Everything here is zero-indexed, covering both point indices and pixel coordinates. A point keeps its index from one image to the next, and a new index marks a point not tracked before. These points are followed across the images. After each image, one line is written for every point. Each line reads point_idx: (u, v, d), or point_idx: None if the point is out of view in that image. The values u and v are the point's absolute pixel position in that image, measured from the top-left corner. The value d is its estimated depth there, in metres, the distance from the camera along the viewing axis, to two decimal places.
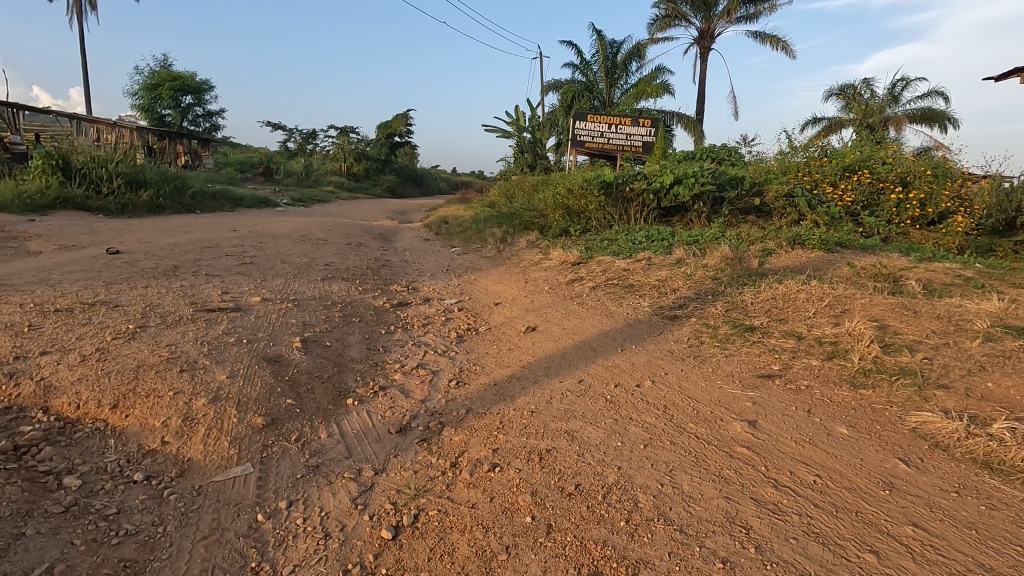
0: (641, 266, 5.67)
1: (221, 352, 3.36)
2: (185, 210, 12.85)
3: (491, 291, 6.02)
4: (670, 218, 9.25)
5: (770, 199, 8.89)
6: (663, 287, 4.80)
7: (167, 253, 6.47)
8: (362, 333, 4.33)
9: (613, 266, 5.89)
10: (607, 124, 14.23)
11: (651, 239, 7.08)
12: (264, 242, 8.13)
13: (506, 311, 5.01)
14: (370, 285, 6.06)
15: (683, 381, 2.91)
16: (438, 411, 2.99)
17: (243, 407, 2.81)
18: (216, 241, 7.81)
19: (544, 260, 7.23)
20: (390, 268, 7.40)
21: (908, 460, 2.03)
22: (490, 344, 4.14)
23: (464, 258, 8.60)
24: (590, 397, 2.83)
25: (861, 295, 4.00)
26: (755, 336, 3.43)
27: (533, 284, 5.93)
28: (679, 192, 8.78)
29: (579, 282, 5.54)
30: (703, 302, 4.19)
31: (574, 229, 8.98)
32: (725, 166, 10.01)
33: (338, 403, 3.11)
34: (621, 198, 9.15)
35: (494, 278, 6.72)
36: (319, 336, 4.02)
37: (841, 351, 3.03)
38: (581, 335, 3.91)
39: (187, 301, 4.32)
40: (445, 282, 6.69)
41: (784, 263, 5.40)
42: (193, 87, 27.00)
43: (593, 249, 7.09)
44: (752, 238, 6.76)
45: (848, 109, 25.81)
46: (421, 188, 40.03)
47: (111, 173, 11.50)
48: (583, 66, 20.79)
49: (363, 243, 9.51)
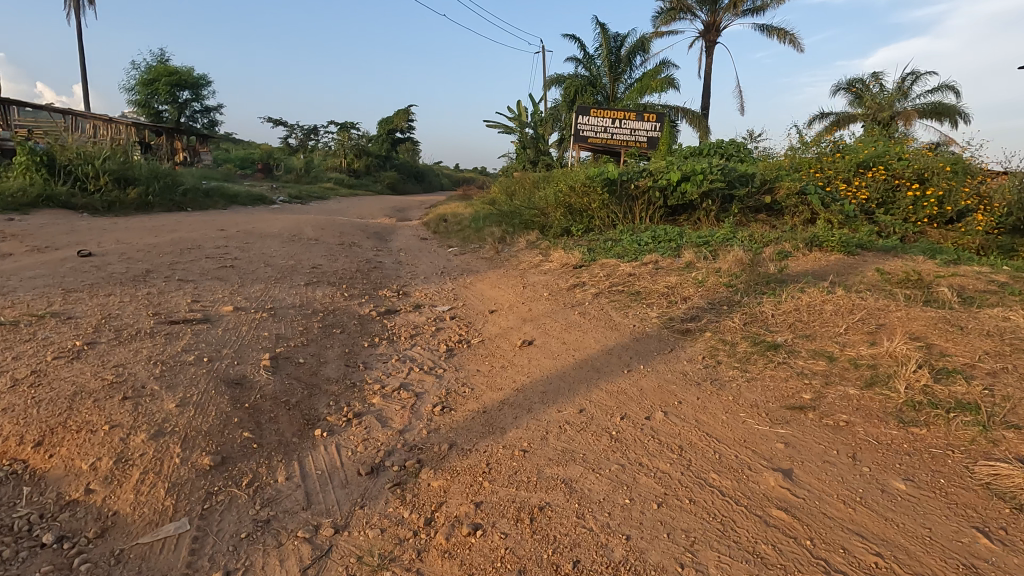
0: (647, 270, 5.27)
1: (175, 374, 2.98)
2: (176, 208, 12.49)
3: (487, 297, 5.61)
4: (677, 217, 8.84)
5: (781, 196, 8.45)
6: (672, 295, 4.39)
7: (144, 255, 6.10)
8: (341, 347, 3.94)
9: (618, 270, 5.49)
10: (611, 119, 13.78)
11: (657, 240, 6.67)
12: (251, 243, 7.75)
13: (501, 321, 4.61)
14: (358, 290, 5.67)
15: (700, 413, 2.50)
16: (417, 446, 2.60)
17: (189, 444, 2.42)
18: (199, 241, 7.43)
19: (544, 262, 6.83)
20: (381, 270, 7.00)
21: (989, 532, 1.63)
22: (482, 360, 3.74)
23: (460, 259, 8.20)
24: (592, 433, 2.43)
25: (895, 306, 3.59)
26: (779, 356, 3.02)
27: (531, 289, 5.53)
28: (686, 189, 8.35)
29: (581, 288, 5.14)
30: (718, 313, 3.79)
31: (577, 228, 8.57)
32: (734, 162, 9.57)
33: (304, 435, 2.72)
34: (626, 195, 8.73)
35: (491, 282, 6.33)
36: (293, 353, 3.63)
37: (883, 378, 2.62)
38: (582, 352, 3.52)
39: (151, 312, 3.94)
40: (438, 286, 6.29)
41: (802, 268, 4.99)
42: (190, 83, 26.61)
43: (596, 251, 6.68)
44: (766, 239, 6.33)
45: (856, 103, 25.26)
46: (423, 184, 39.64)
47: (98, 170, 11.14)
48: (586, 60, 20.30)
49: (356, 243, 9.12)
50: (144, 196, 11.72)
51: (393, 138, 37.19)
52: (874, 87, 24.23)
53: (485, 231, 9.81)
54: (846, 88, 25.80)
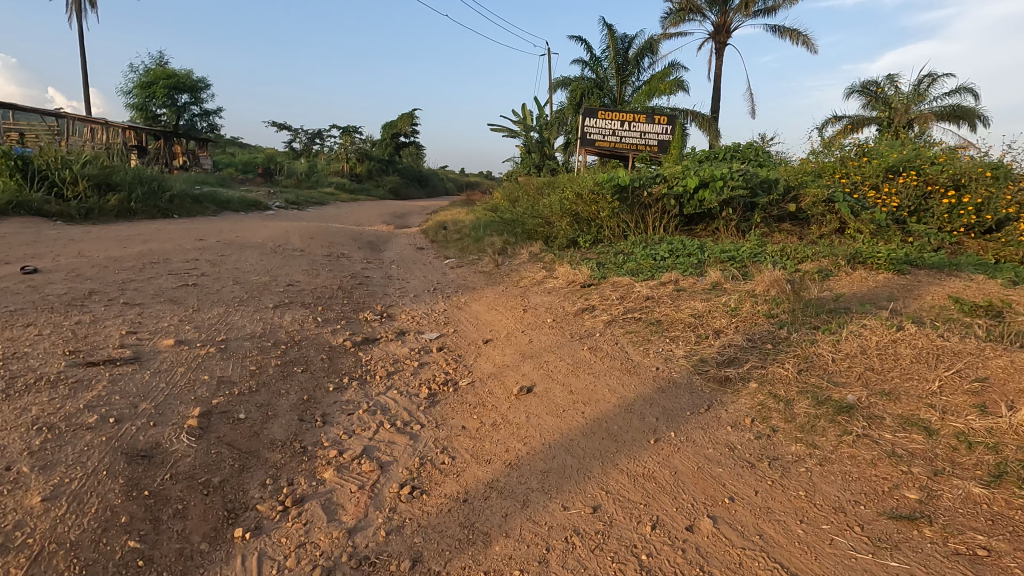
0: (667, 293, 4.55)
1: (60, 446, 2.27)
2: (160, 215, 11.86)
3: (483, 321, 4.90)
4: (693, 227, 8.11)
5: (807, 205, 7.73)
6: (700, 327, 3.66)
7: (98, 271, 5.43)
8: (299, 394, 3.23)
9: (633, 291, 4.78)
10: (619, 121, 13.07)
11: (675, 254, 5.97)
12: (227, 255, 7.08)
13: (495, 356, 3.88)
14: (335, 313, 4.97)
15: (765, 523, 1.79)
16: (368, 561, 1.89)
17: (40, 567, 1.71)
18: (169, 254, 6.76)
19: (548, 279, 6.14)
20: (367, 287, 6.30)
21: None
22: (468, 413, 3.02)
23: (457, 273, 7.52)
24: (614, 557, 1.72)
25: (988, 350, 2.85)
26: (856, 424, 2.29)
27: (533, 313, 4.81)
28: (704, 197, 7.63)
29: (590, 313, 4.43)
30: (763, 355, 3.06)
31: (584, 240, 7.90)
32: (754, 167, 8.84)
33: (219, 538, 2.01)
34: (637, 203, 8.00)
35: (489, 302, 5.64)
36: (233, 406, 2.91)
37: (1016, 471, 1.90)
38: (594, 406, 2.79)
39: (68, 350, 3.24)
40: (429, 307, 5.58)
41: (849, 292, 4.26)
42: (189, 86, 26.13)
43: (606, 266, 5.98)
44: (799, 254, 5.59)
45: (871, 106, 24.41)
46: (426, 188, 39.01)
47: (76, 176, 10.53)
48: (592, 62, 19.61)
49: (345, 254, 8.44)
50: (125, 202, 11.09)
51: (396, 142, 36.62)
52: (888, 90, 23.43)
53: (485, 241, 9.14)
54: (861, 91, 24.98)
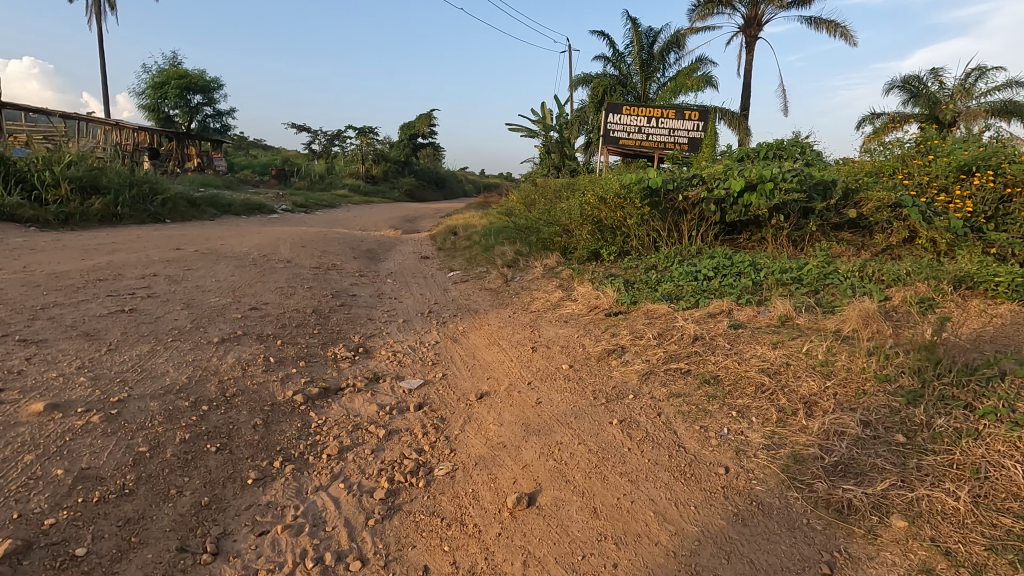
0: (722, 332, 3.44)
1: None
2: (151, 220, 11.12)
3: (481, 362, 3.83)
4: (735, 236, 6.95)
5: (869, 210, 6.54)
6: (782, 394, 2.55)
7: (23, 293, 4.54)
8: (197, 496, 2.22)
9: (674, 326, 3.69)
10: (646, 117, 11.93)
11: (721, 273, 4.86)
12: (195, 268, 6.16)
13: (488, 425, 2.81)
14: (296, 350, 3.97)
15: None
16: None
17: None
18: (125, 267, 5.88)
19: (564, 302, 5.07)
20: (349, 309, 5.30)
21: None
22: (437, 543, 1.97)
23: (460, 289, 6.50)
24: None
25: None
26: None
27: (544, 354, 3.72)
28: (750, 202, 6.47)
29: (619, 360, 3.36)
30: (898, 461, 1.95)
31: (608, 252, 6.82)
32: (804, 165, 7.65)
33: None
34: (670, 208, 6.84)
35: (492, 331, 4.59)
36: (78, 529, 1.92)
37: None
38: (635, 554, 1.72)
39: None
40: (417, 338, 4.55)
41: (973, 335, 3.09)
42: (202, 86, 25.62)
43: (636, 287, 4.89)
44: (882, 274, 4.43)
45: (913, 103, 22.68)
46: (444, 190, 38.11)
47: (57, 178, 9.81)
48: (615, 57, 18.48)
49: (336, 266, 7.48)
50: (111, 207, 10.34)
51: (414, 143, 35.84)
52: (932, 85, 21.73)
53: (495, 251, 8.11)
54: (902, 86, 23.25)
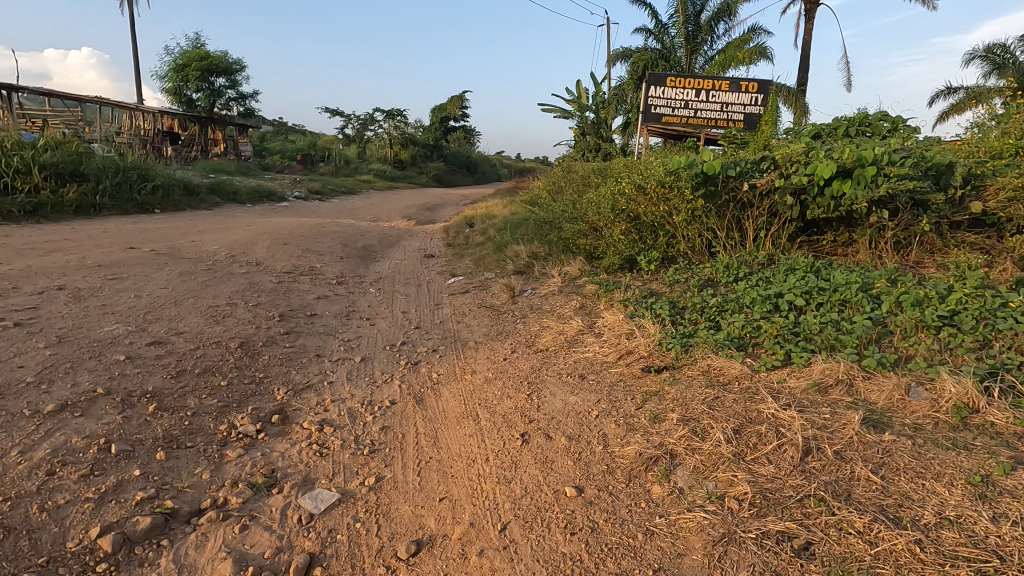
0: (858, 441, 1.91)
1: None
2: (139, 208, 10.14)
3: (439, 458, 2.39)
4: (816, 238, 5.30)
5: (1005, 202, 4.74)
6: None
7: None
8: None
9: (759, 414, 2.18)
10: (695, 90, 10.17)
11: (817, 302, 3.23)
12: (125, 277, 4.94)
13: None
14: (168, 426, 2.62)
15: None
16: None
17: None
18: (33, 275, 4.71)
19: (584, 337, 3.59)
20: (295, 339, 3.96)
21: None
22: None
23: (454, 305, 5.10)
24: None
25: None
26: None
27: (539, 454, 2.26)
28: (841, 192, 4.77)
29: (666, 492, 1.87)
30: None
31: (647, 259, 5.29)
32: (906, 142, 5.84)
33: None
34: (731, 200, 5.25)
35: (473, 385, 3.16)
36: None
37: None
38: None
39: None
40: (366, 393, 3.15)
41: None
42: (224, 67, 24.65)
43: (688, 320, 3.37)
44: None
45: (996, 75, 19.87)
46: (475, 176, 36.78)
47: (28, 165, 8.87)
48: (657, 29, 16.54)
49: (313, 270, 6.18)
50: (90, 196, 9.37)
51: (444, 126, 34.43)
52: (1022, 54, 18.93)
53: (509, 251, 6.68)
54: (985, 56, 20.37)
